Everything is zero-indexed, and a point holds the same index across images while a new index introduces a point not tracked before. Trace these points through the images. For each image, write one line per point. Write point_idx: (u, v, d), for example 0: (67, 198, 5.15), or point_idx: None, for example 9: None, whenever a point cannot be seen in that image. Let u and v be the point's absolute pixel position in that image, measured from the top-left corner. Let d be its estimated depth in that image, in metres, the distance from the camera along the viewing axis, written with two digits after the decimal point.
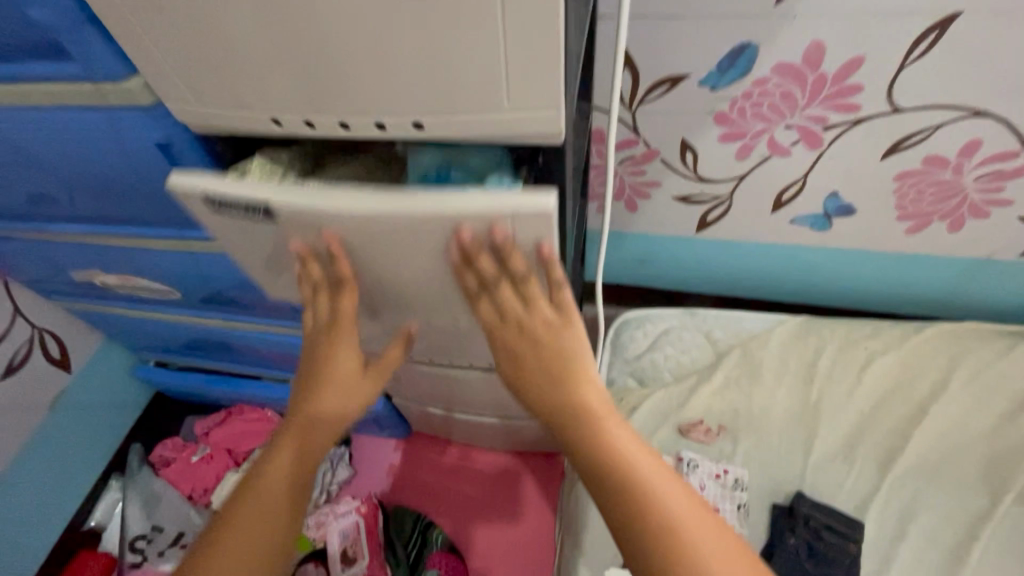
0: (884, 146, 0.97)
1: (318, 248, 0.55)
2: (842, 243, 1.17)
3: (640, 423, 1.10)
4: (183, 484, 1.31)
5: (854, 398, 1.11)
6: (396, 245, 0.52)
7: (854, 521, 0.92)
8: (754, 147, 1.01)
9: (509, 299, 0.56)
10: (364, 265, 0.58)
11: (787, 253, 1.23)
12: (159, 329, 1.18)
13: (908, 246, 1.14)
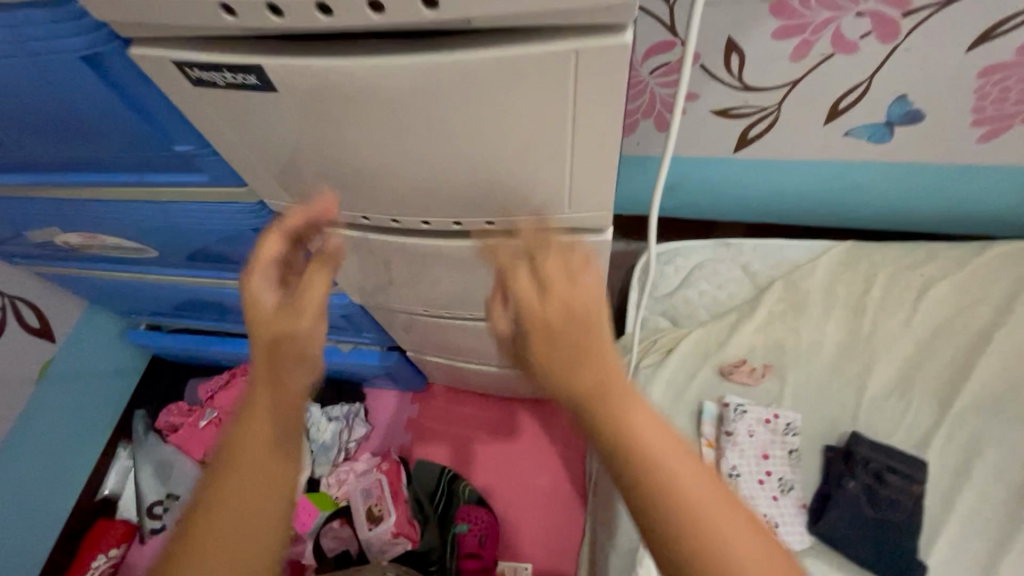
0: (976, 33, 0.78)
1: (332, 121, 0.46)
2: (906, 158, 0.99)
3: (677, 368, 1.02)
4: (195, 450, 1.24)
5: (908, 329, 1.01)
6: (429, 118, 0.44)
7: (915, 459, 0.86)
8: (814, 44, 0.81)
9: (528, 276, 0.40)
10: (386, 152, 0.49)
11: (840, 172, 1.04)
12: (141, 291, 1.07)
13: (981, 158, 0.96)
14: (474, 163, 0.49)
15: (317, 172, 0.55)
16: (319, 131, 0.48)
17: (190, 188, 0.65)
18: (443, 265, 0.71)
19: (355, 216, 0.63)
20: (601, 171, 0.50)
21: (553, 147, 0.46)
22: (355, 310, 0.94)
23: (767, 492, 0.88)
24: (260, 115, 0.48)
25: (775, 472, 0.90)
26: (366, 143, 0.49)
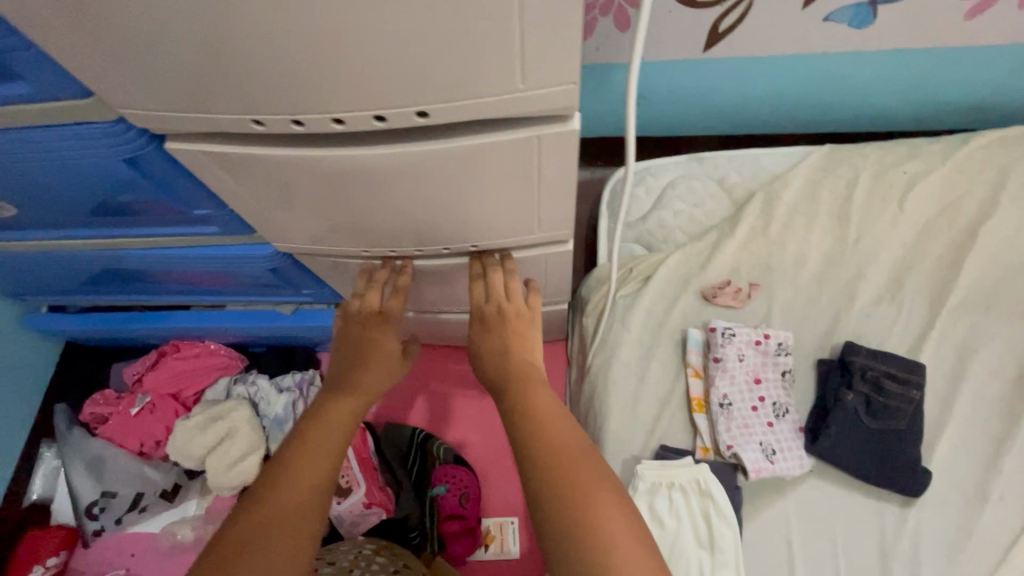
0: None
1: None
2: (890, 44, 0.88)
3: (656, 296, 0.93)
4: (129, 441, 1.09)
5: (895, 231, 0.93)
6: None
7: (914, 367, 0.80)
8: None
9: (486, 318, 0.66)
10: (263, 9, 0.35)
11: (813, 65, 0.92)
12: (28, 265, 0.89)
13: (969, 37, 0.87)
14: (385, 16, 0.35)
15: (174, 64, 0.40)
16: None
17: (17, 108, 0.48)
18: (371, 185, 0.55)
19: (244, 122, 0.46)
20: (557, 23, 0.37)
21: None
22: (285, 261, 0.80)
23: (766, 418, 0.81)
24: None
25: (769, 396, 0.82)
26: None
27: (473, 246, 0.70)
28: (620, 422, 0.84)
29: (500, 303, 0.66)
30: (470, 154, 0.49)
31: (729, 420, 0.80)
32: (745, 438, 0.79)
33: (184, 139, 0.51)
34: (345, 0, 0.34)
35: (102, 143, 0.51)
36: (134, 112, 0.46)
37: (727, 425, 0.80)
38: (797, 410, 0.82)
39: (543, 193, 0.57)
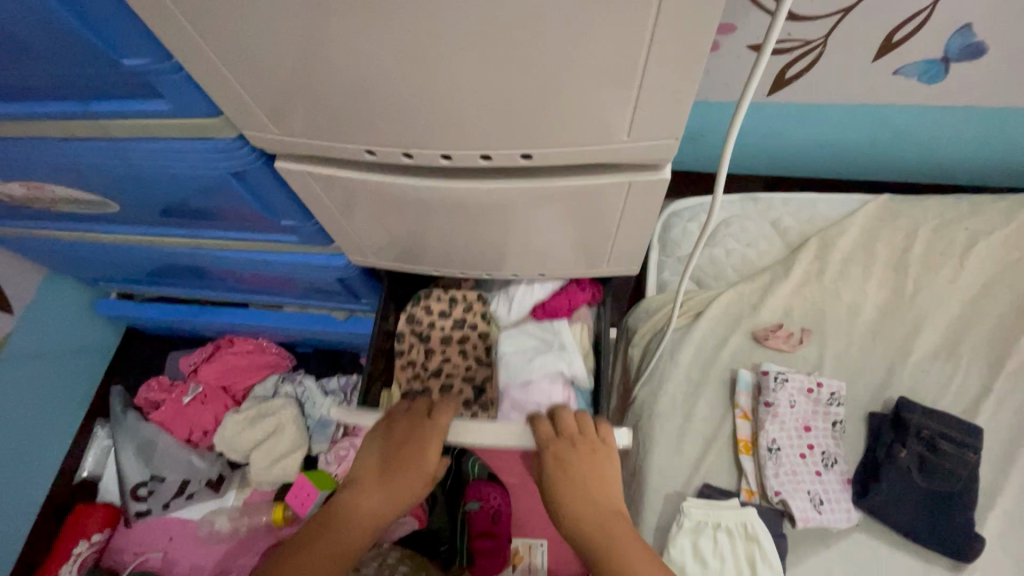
0: None
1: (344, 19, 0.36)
2: (960, 100, 0.88)
3: (707, 333, 0.93)
4: (179, 429, 1.13)
5: (953, 288, 0.92)
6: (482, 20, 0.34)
7: (971, 429, 0.79)
8: None
9: (557, 461, 0.57)
10: (404, 60, 0.38)
11: (875, 119, 0.94)
12: (111, 256, 0.95)
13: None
14: (515, 69, 0.38)
15: (309, 99, 0.44)
16: (313, 26, 0.36)
17: (148, 121, 0.53)
18: (458, 213, 0.58)
19: (356, 151, 0.49)
20: (671, 84, 0.39)
21: (626, 37, 0.35)
22: (352, 272, 0.84)
23: (814, 467, 0.80)
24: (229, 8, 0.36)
25: (817, 445, 0.82)
26: (375, 38, 0.37)
27: (542, 275, 0.73)
28: (664, 456, 0.85)
29: (573, 441, 0.58)
30: (560, 192, 0.52)
31: (777, 465, 0.80)
32: (791, 486, 0.79)
33: (293, 159, 0.55)
34: (483, 54, 0.37)
35: (216, 156, 0.55)
36: (256, 133, 0.50)
37: (773, 471, 0.80)
38: (845, 462, 0.82)
39: (618, 230, 0.59)
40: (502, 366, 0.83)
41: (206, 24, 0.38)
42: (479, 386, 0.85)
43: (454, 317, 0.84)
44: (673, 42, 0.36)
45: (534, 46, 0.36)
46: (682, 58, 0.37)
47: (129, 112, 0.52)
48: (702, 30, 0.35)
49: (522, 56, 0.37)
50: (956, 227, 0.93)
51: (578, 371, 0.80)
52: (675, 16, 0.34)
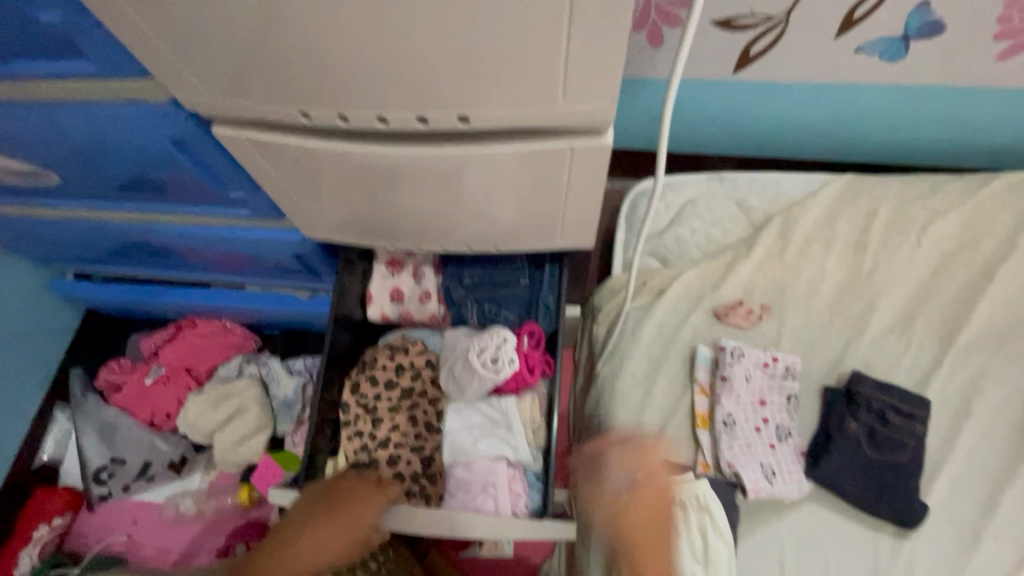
0: None
1: None
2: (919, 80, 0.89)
3: (669, 310, 0.94)
4: (141, 412, 1.11)
5: (909, 266, 0.94)
6: None
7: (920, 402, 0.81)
8: None
9: None
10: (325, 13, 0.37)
11: (838, 97, 0.94)
12: (60, 234, 0.92)
13: (997, 79, 0.87)
14: (441, 27, 0.37)
15: (235, 58, 0.42)
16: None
17: (76, 82, 0.51)
18: (404, 182, 0.57)
19: (291, 114, 0.48)
20: (602, 47, 0.38)
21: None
22: (310, 249, 0.82)
23: (768, 439, 0.82)
24: None
25: (772, 418, 0.84)
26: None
27: (497, 249, 0.73)
28: (623, 432, 0.86)
29: None
30: (503, 158, 0.51)
31: (732, 438, 0.82)
32: (744, 458, 0.80)
33: (230, 125, 0.53)
34: (407, 9, 0.36)
35: (151, 122, 0.54)
36: (188, 95, 0.48)
37: (727, 443, 0.81)
38: (798, 433, 0.83)
39: (567, 200, 0.59)
40: (446, 445, 0.77)
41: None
42: (427, 458, 0.79)
43: (401, 387, 0.81)
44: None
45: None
46: (610, 18, 0.36)
47: (55, 73, 0.50)
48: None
49: (447, 13, 0.36)
50: (914, 207, 0.95)
51: (523, 456, 0.74)
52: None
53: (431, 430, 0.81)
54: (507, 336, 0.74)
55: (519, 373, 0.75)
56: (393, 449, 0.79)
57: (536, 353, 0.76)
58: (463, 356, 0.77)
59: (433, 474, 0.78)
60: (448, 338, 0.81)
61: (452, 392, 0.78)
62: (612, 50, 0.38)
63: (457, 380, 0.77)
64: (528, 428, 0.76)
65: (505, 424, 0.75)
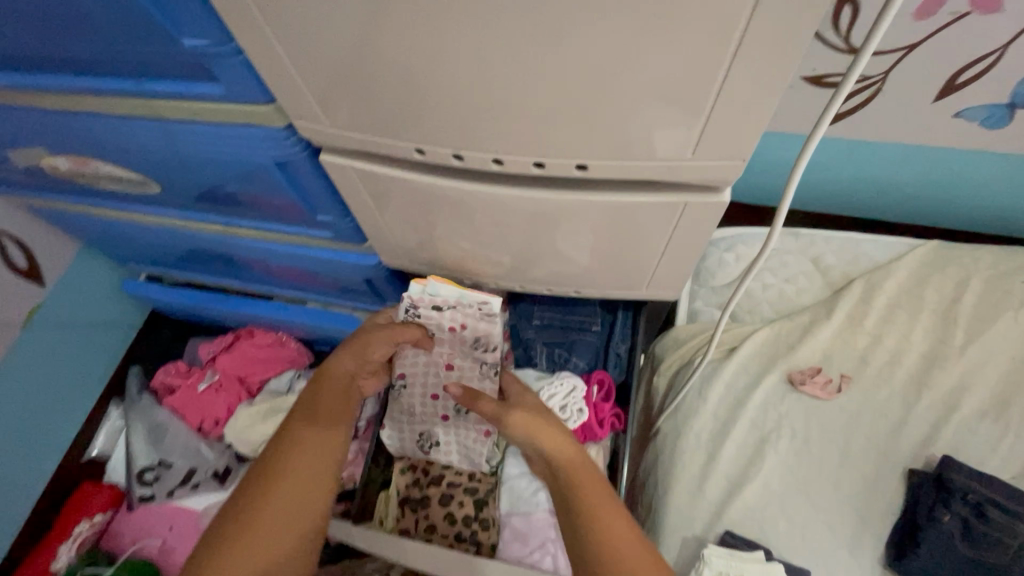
0: None
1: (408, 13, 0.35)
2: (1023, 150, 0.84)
3: (740, 369, 0.89)
4: (191, 416, 1.13)
5: (1006, 345, 0.87)
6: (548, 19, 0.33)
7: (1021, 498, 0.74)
8: (941, 6, 0.67)
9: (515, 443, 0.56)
10: (465, 55, 0.37)
11: (929, 160, 0.90)
12: (143, 237, 0.95)
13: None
14: (585, 73, 0.36)
15: (361, 93, 0.43)
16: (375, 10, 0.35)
17: (203, 103, 0.52)
18: (502, 223, 0.57)
19: (405, 149, 0.48)
20: (747, 103, 0.37)
21: (707, 47, 0.34)
22: (381, 274, 0.82)
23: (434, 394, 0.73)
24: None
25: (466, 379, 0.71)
26: (440, 29, 0.36)
27: (577, 292, 0.72)
28: (684, 496, 0.81)
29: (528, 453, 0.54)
30: (612, 207, 0.50)
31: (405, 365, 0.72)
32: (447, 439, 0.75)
33: (339, 154, 0.54)
34: (553, 53, 0.35)
35: (262, 144, 0.55)
36: (305, 123, 0.49)
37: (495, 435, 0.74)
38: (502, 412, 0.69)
39: (664, 252, 0.57)
40: (507, 489, 0.77)
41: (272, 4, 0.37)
42: (480, 500, 0.76)
43: None
44: (756, 54, 0.34)
45: (608, 47, 0.34)
46: (762, 74, 0.35)
47: (183, 94, 0.51)
48: (790, 45, 0.33)
49: (595, 62, 0.36)
50: (1012, 280, 0.89)
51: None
52: (762, 28, 0.32)
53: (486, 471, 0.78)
54: (576, 383, 0.73)
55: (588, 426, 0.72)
56: (447, 487, 0.77)
57: (605, 404, 0.73)
58: None
59: (485, 519, 0.75)
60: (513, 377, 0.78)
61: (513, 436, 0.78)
62: (755, 106, 0.37)
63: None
64: None
65: None
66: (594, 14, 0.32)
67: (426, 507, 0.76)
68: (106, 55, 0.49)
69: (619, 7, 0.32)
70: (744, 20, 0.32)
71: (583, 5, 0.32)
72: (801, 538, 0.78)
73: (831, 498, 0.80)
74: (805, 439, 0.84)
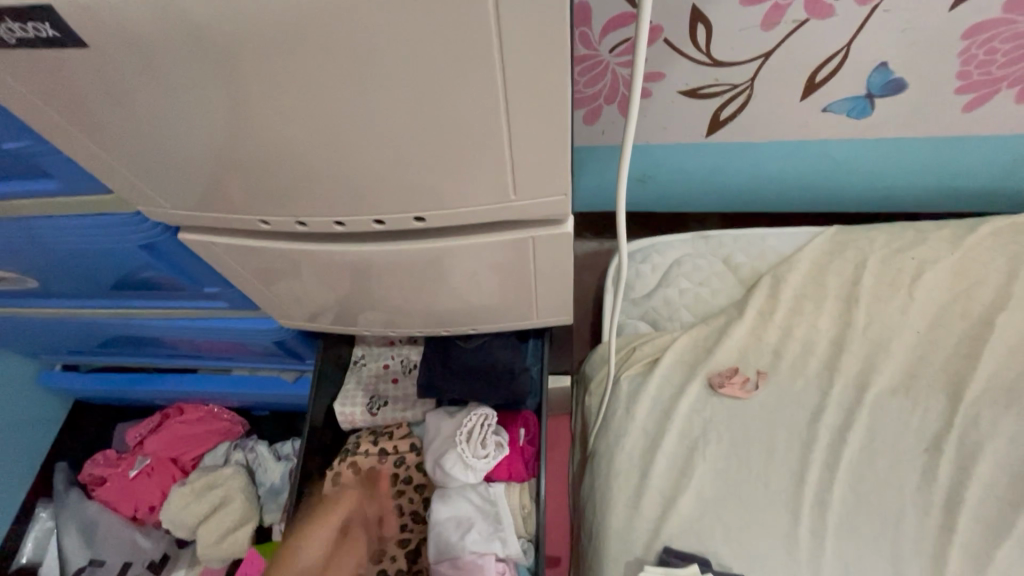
0: None
1: (191, 90, 0.37)
2: (902, 133, 0.86)
3: (663, 380, 0.92)
4: (124, 505, 1.07)
5: (907, 320, 0.91)
6: (310, 81, 0.36)
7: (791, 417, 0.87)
8: (784, 13, 0.70)
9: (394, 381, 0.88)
10: (263, 122, 0.40)
11: (814, 159, 0.92)
12: (46, 330, 0.92)
13: (991, 126, 0.83)
14: (370, 121, 0.39)
15: (186, 165, 0.45)
16: (160, 91, 0.37)
17: (47, 197, 0.53)
18: (379, 277, 0.59)
19: (252, 221, 0.51)
20: (544, 128, 0.40)
21: (483, 90, 0.37)
22: (290, 334, 0.82)
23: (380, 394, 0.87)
24: (76, 83, 0.37)
25: (432, 428, 0.81)
26: (221, 101, 0.38)
27: (475, 328, 0.73)
28: (622, 516, 0.83)
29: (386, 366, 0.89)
30: (468, 250, 0.53)
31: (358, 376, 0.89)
32: (389, 415, 0.87)
33: (199, 230, 0.55)
34: (350, 114, 0.39)
35: (124, 228, 0.56)
36: (154, 203, 0.50)
37: (444, 476, 0.78)
38: (466, 460, 0.77)
39: (537, 279, 0.60)
40: (432, 535, 0.77)
41: (87, 102, 0.39)
42: (412, 552, 0.82)
43: (385, 472, 0.84)
44: (519, 88, 0.37)
45: (387, 99, 0.37)
46: (542, 102, 0.38)
47: (31, 192, 0.53)
48: (554, 73, 0.36)
49: (377, 110, 0.38)
50: (904, 257, 0.93)
51: (512, 552, 0.76)
52: (521, 70, 0.36)
53: (416, 520, 0.84)
54: (488, 413, 0.78)
55: (514, 463, 0.79)
56: (377, 543, 0.82)
57: (531, 446, 0.81)
58: (448, 447, 0.79)
59: (419, 569, 0.81)
60: (431, 423, 0.82)
61: (441, 479, 0.79)
62: (546, 135, 0.40)
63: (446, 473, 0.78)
64: (517, 513, 0.79)
65: (495, 517, 0.78)
66: (352, 70, 0.35)
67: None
68: None
69: (377, 55, 0.34)
70: (498, 70, 0.35)
71: (339, 58, 0.34)
72: (738, 541, 0.79)
73: (761, 497, 0.82)
74: (731, 441, 0.86)
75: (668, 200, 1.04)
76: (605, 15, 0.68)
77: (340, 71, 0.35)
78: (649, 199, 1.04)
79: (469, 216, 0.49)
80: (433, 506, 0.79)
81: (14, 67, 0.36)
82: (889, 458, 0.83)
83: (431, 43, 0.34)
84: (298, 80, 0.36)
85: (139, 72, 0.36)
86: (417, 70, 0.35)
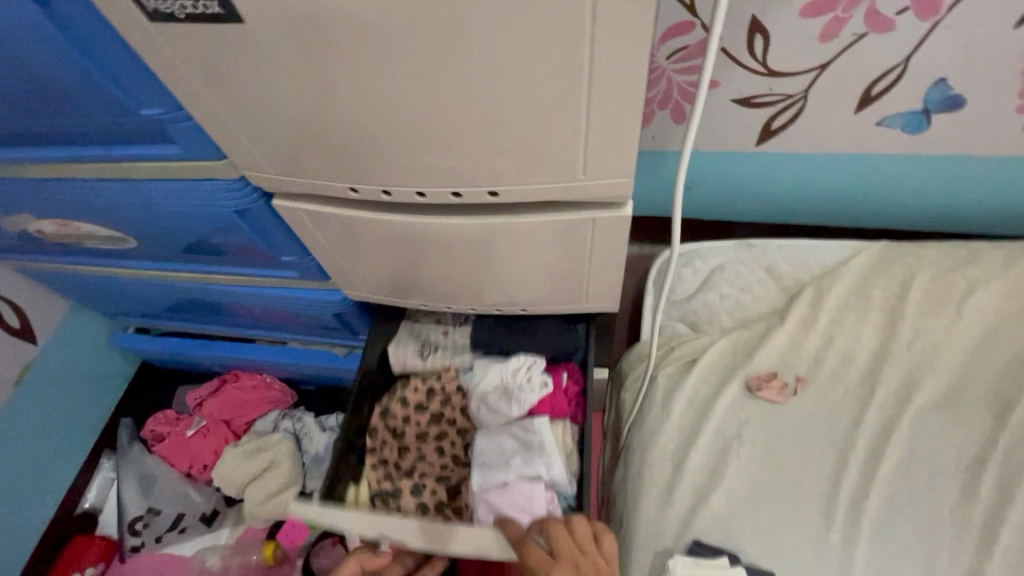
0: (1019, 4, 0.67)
1: (314, 66, 0.43)
2: (958, 150, 0.86)
3: (700, 379, 0.93)
4: (181, 462, 1.15)
5: (954, 338, 0.90)
6: (417, 63, 0.41)
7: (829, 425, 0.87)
8: (842, 27, 0.73)
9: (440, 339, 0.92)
10: (368, 98, 0.45)
11: (866, 172, 0.93)
12: (129, 291, 1.01)
13: None
14: (461, 100, 0.44)
15: (293, 134, 0.50)
16: (288, 66, 0.43)
17: (163, 161, 0.61)
18: (445, 252, 0.64)
19: (341, 188, 0.57)
20: (617, 115, 0.44)
21: (566, 75, 0.41)
22: (350, 307, 0.88)
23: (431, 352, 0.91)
24: (218, 55, 0.43)
25: (480, 371, 0.87)
26: (337, 77, 0.44)
27: (524, 310, 0.77)
28: (653, 507, 0.85)
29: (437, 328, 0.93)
30: (532, 228, 0.57)
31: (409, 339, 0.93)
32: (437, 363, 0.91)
33: (291, 198, 0.61)
34: (446, 93, 0.43)
35: (223, 192, 0.62)
36: (257, 169, 0.57)
37: (489, 411, 0.83)
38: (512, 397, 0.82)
39: (591, 263, 0.63)
40: (478, 467, 0.80)
41: (223, 72, 0.45)
42: (452, 487, 0.88)
43: (430, 412, 0.90)
44: (599, 75, 0.41)
45: (480, 82, 0.42)
46: (618, 91, 0.42)
47: (150, 155, 0.60)
48: (633, 64, 0.40)
49: (471, 91, 0.43)
50: (954, 275, 0.92)
51: (556, 475, 0.77)
52: (603, 60, 0.40)
53: (456, 460, 0.90)
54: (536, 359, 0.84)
55: (557, 400, 0.84)
56: (418, 477, 0.89)
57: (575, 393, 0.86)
58: (495, 386, 0.84)
59: (457, 505, 0.87)
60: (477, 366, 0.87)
61: (485, 418, 0.84)
62: (620, 121, 0.44)
63: (490, 410, 0.83)
64: (562, 453, 0.82)
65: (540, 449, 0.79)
66: (454, 53, 0.40)
67: (399, 496, 0.88)
68: (92, 129, 0.59)
69: (479, 41, 0.39)
70: (581, 57, 0.40)
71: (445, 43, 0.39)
72: (768, 541, 0.80)
73: (794, 499, 0.83)
74: (766, 443, 0.87)
75: (713, 208, 1.06)
76: (667, 21, 0.71)
77: (443, 54, 0.40)
78: (695, 206, 1.06)
79: (539, 195, 0.53)
80: (478, 439, 0.82)
81: (171, 40, 0.43)
82: (928, 472, 0.83)
83: (528, 31, 0.38)
84: (405, 60, 0.41)
85: (274, 47, 0.42)
86: (511, 55, 0.40)
